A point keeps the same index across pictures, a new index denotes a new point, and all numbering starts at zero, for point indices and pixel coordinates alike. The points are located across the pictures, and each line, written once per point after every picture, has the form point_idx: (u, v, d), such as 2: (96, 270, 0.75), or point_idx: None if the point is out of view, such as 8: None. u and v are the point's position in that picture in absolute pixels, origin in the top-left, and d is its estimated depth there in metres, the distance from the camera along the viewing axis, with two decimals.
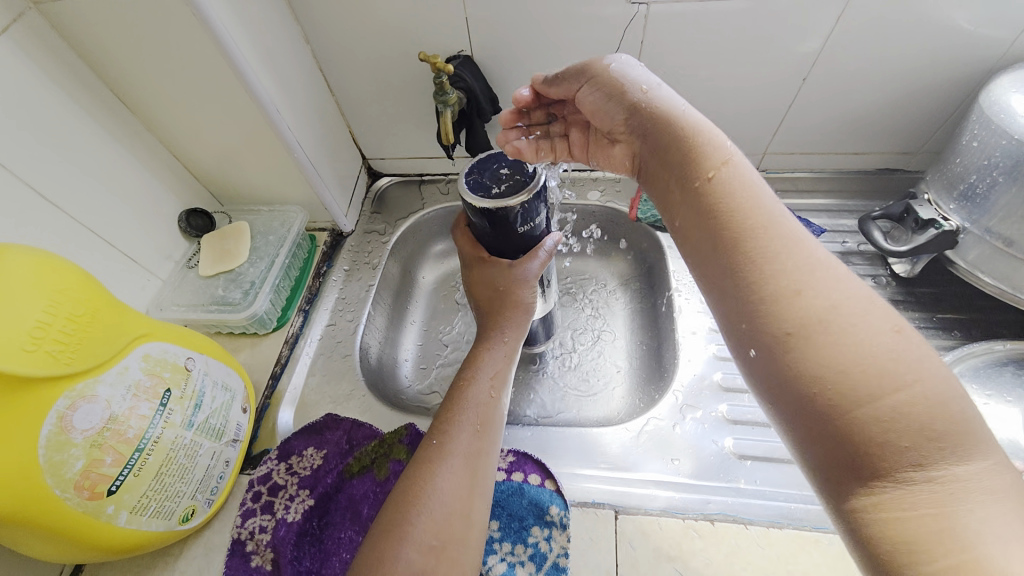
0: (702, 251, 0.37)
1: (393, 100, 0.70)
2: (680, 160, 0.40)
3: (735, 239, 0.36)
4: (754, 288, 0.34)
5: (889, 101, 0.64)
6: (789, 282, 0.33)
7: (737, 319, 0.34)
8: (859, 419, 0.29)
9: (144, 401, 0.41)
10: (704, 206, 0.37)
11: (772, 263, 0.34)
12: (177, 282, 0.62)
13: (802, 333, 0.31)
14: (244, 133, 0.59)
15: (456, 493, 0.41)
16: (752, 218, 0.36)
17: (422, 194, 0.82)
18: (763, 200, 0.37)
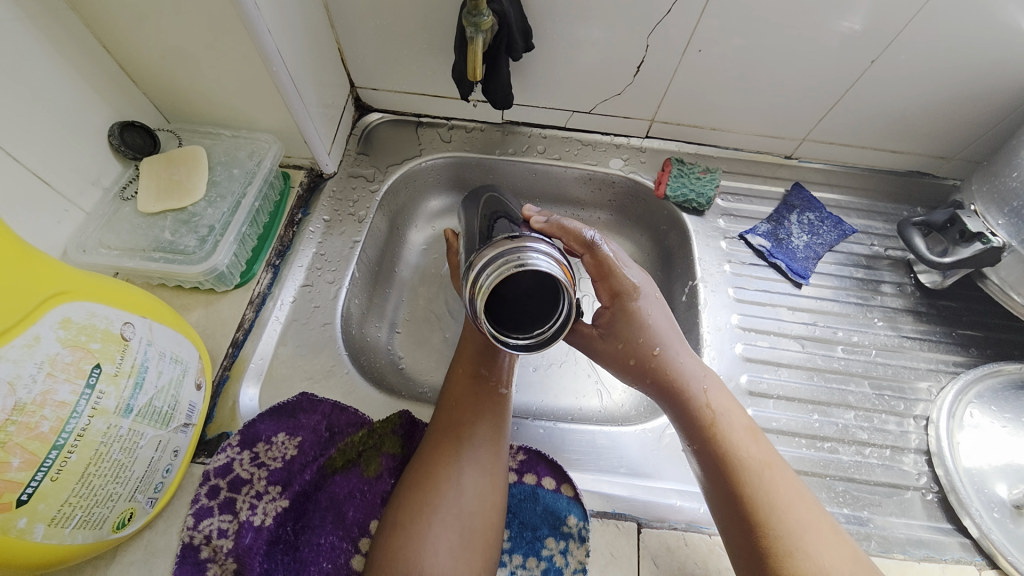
0: (708, 464, 0.42)
1: (400, 17, 0.57)
2: (693, 418, 0.44)
3: (738, 472, 0.41)
4: (756, 502, 0.40)
5: (946, 101, 0.60)
6: (788, 539, 0.38)
7: (737, 512, 0.40)
8: None
9: (63, 383, 0.31)
10: (708, 425, 0.43)
11: (768, 507, 0.40)
12: (108, 216, 0.48)
13: (779, 555, 0.38)
14: (206, 30, 0.45)
15: (479, 493, 0.41)
16: (750, 478, 0.41)
17: (419, 138, 0.70)
18: (767, 472, 0.41)
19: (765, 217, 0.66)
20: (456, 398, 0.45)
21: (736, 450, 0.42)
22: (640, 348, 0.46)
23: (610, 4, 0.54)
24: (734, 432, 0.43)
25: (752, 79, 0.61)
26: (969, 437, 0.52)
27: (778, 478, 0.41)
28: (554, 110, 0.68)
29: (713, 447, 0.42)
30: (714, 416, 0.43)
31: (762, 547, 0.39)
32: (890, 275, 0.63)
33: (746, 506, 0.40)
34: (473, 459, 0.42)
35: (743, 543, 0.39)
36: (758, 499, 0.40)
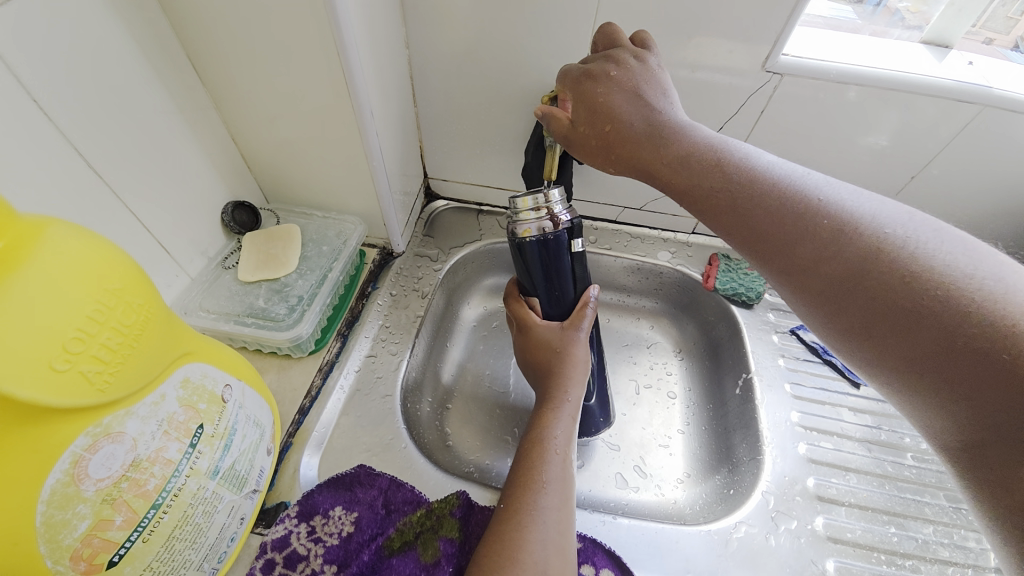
0: (773, 259, 0.36)
1: (480, 123, 0.65)
2: (729, 201, 0.37)
3: (815, 239, 0.33)
4: (850, 264, 0.32)
5: (987, 216, 0.63)
6: (851, 258, 0.32)
7: (835, 295, 0.33)
8: (948, 344, 0.27)
9: (173, 441, 0.32)
10: (757, 205, 0.36)
11: (866, 258, 0.31)
12: (209, 283, 0.53)
13: (843, 278, 0.32)
14: (324, 130, 0.52)
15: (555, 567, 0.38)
16: (819, 246, 0.33)
17: (479, 225, 0.76)
18: (795, 196, 0.35)
19: None
20: (527, 473, 0.43)
21: (748, 190, 0.37)
22: (643, 124, 0.41)
23: None
24: (750, 182, 0.37)
25: None
26: None
27: (864, 221, 0.33)
28: (607, 206, 0.73)
29: (770, 230, 0.35)
30: (717, 168, 0.38)
31: (890, 325, 0.30)
32: None
33: (788, 247, 0.35)
34: (546, 539, 0.39)
35: (805, 291, 0.34)
36: (851, 257, 0.32)
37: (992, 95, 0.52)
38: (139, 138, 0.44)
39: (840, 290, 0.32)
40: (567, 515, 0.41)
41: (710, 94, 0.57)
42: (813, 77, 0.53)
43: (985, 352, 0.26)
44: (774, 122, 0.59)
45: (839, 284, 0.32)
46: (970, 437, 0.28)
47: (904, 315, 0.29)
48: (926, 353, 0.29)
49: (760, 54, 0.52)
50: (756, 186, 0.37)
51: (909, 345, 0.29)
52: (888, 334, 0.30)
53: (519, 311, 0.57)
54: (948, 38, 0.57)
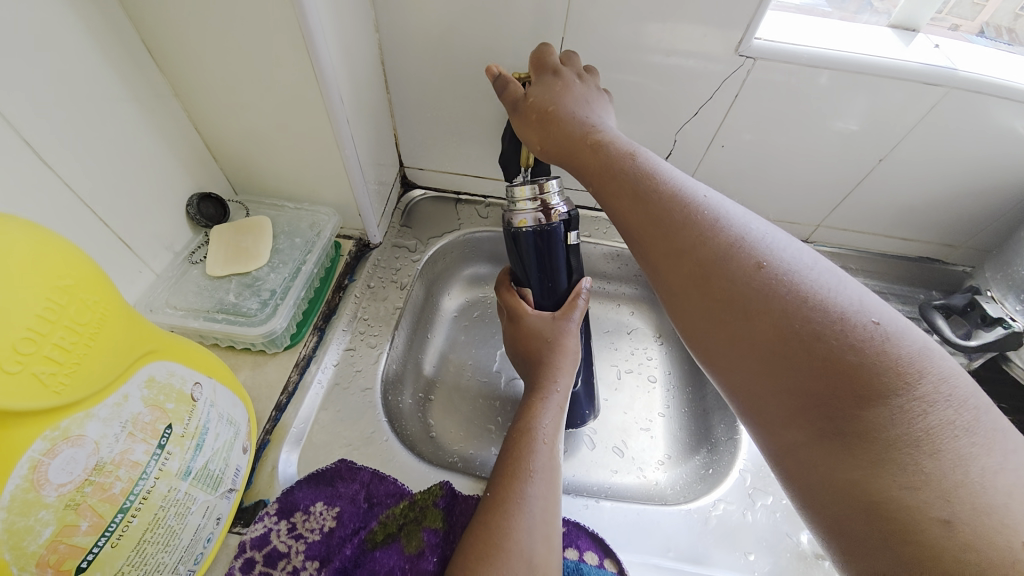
0: (662, 265, 0.37)
1: (455, 110, 0.64)
2: (636, 211, 0.38)
3: (709, 262, 0.34)
4: (732, 278, 0.33)
5: (950, 197, 0.65)
6: (741, 285, 0.33)
7: (710, 306, 0.34)
8: (819, 381, 0.29)
9: (140, 443, 0.31)
10: (669, 224, 0.37)
11: (745, 275, 0.33)
12: (175, 278, 0.51)
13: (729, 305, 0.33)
14: (292, 118, 0.50)
15: (540, 555, 0.38)
16: (704, 259, 0.35)
17: (458, 214, 0.75)
18: (698, 219, 0.36)
19: None
20: (515, 462, 0.43)
21: (660, 207, 0.37)
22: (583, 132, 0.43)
23: (644, 105, 0.61)
24: (660, 201, 0.37)
25: (770, 172, 0.67)
26: None
27: (754, 238, 0.34)
28: (586, 193, 0.73)
29: (666, 238, 0.36)
30: (636, 185, 0.39)
31: (753, 338, 0.32)
32: None
33: (688, 269, 0.35)
34: (533, 526, 0.39)
35: (695, 315, 0.35)
36: (729, 272, 0.33)
37: (956, 78, 0.53)
38: (93, 127, 0.42)
39: (725, 313, 0.33)
40: (551, 502, 0.41)
41: (685, 80, 0.57)
42: (786, 60, 0.54)
43: (846, 388, 0.28)
44: (748, 106, 0.59)
45: (715, 295, 0.34)
46: (804, 467, 0.30)
47: (771, 343, 0.31)
48: (796, 387, 0.30)
49: (733, 39, 0.52)
50: (659, 194, 0.38)
51: (764, 357, 0.31)
52: (752, 346, 0.32)
53: (511, 300, 0.56)
54: (918, 21, 0.58)
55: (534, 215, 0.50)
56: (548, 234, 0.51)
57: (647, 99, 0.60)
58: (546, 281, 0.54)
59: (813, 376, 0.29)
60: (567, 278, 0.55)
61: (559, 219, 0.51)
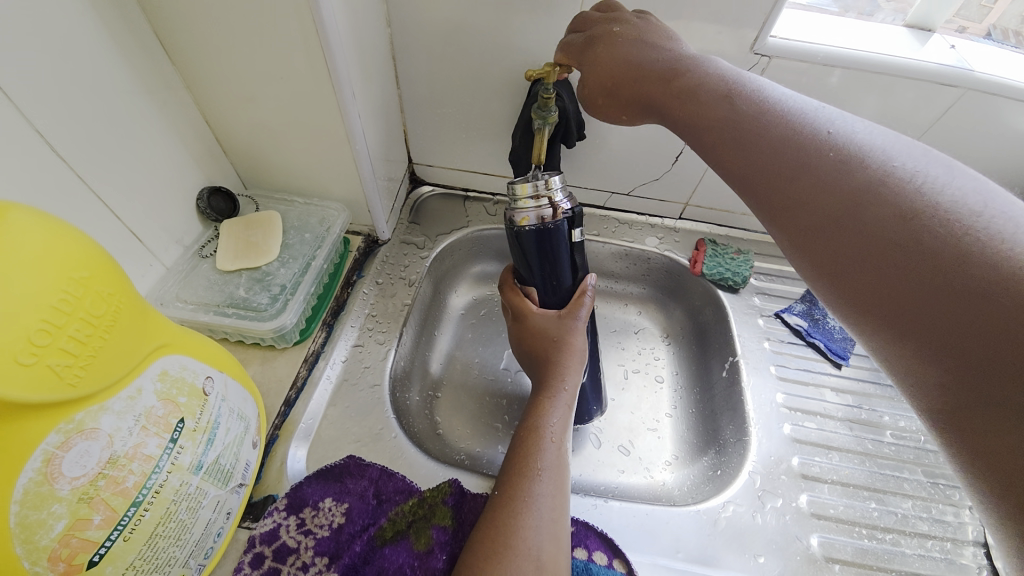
0: (764, 193, 0.34)
1: (465, 106, 0.63)
2: (736, 138, 0.35)
3: (823, 180, 0.30)
4: (848, 198, 0.29)
5: None
6: (865, 201, 0.29)
7: (823, 227, 0.30)
8: (974, 296, 0.24)
9: (152, 437, 0.31)
10: (772, 143, 0.33)
11: (872, 192, 0.28)
12: (185, 272, 0.51)
13: (849, 224, 0.29)
14: (303, 111, 0.50)
15: (549, 555, 0.38)
16: (818, 181, 0.31)
17: (466, 211, 0.75)
18: (811, 136, 0.32)
19: (798, 296, 0.68)
20: (525, 461, 0.43)
21: (764, 128, 0.34)
22: (662, 66, 0.40)
23: None
24: (762, 123, 0.34)
25: None
26: None
27: (881, 158, 0.30)
28: (595, 191, 0.72)
29: (771, 162, 0.33)
30: (731, 110, 0.36)
31: (877, 260, 0.28)
32: None
33: (793, 191, 0.32)
34: (542, 524, 0.39)
35: (803, 244, 0.32)
36: (853, 190, 0.29)
37: (972, 78, 0.52)
38: (105, 119, 0.42)
39: (844, 235, 0.29)
40: (560, 500, 0.41)
41: None
42: (801, 59, 0.53)
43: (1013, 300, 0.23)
44: None
45: (829, 219, 0.30)
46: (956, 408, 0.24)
47: (907, 259, 0.26)
48: (945, 309, 0.25)
49: (748, 38, 0.52)
50: (768, 118, 0.34)
51: (892, 277, 0.27)
52: (883, 265, 0.27)
53: (518, 299, 0.56)
54: (933, 21, 0.57)
55: (541, 214, 0.49)
56: (551, 232, 0.49)
57: None
58: (551, 278, 0.53)
59: (958, 293, 0.24)
60: (572, 276, 0.54)
61: (563, 216, 0.49)
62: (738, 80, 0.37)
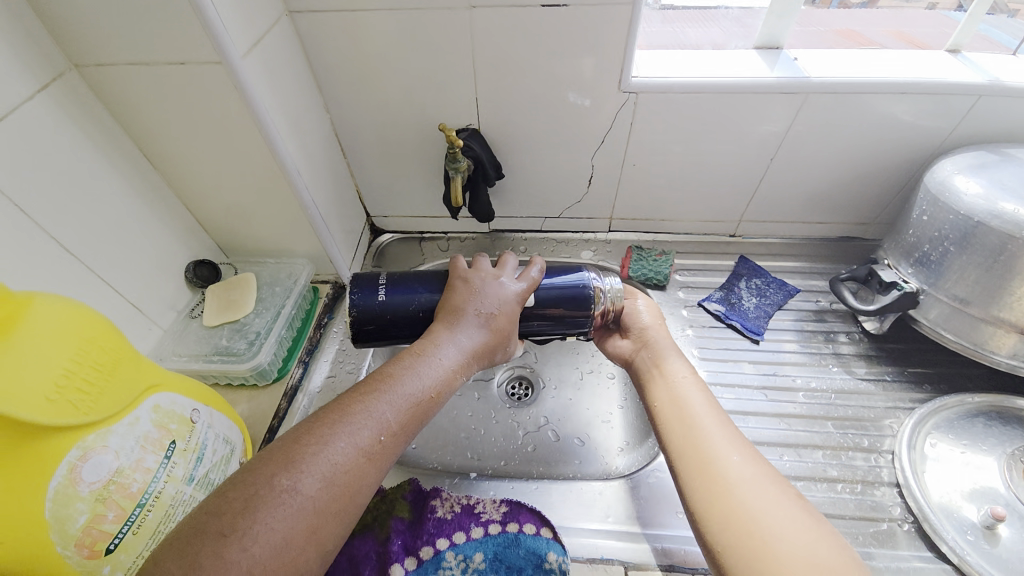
0: (671, 434, 0.47)
1: (402, 164, 0.75)
2: (665, 394, 0.51)
3: (686, 433, 0.46)
4: (704, 446, 0.45)
5: (846, 181, 0.72)
6: (707, 453, 0.44)
7: (699, 466, 0.44)
8: (756, 543, 0.38)
9: (150, 454, 0.41)
10: (672, 406, 0.49)
11: (716, 457, 0.44)
12: (179, 332, 0.62)
13: (705, 464, 0.43)
14: (261, 190, 0.62)
15: (313, 508, 0.33)
16: (711, 446, 0.44)
17: (422, 250, 0.85)
18: (698, 402, 0.49)
19: (718, 286, 0.76)
20: (375, 386, 0.40)
21: (676, 389, 0.50)
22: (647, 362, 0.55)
23: (559, 138, 0.70)
24: (671, 382, 0.51)
25: (683, 183, 0.75)
26: (934, 469, 0.54)
27: (733, 436, 0.46)
28: (530, 218, 0.83)
29: (678, 420, 0.48)
30: (656, 365, 0.54)
31: (715, 501, 0.41)
32: (839, 325, 0.70)
33: (681, 429, 0.47)
34: (334, 456, 0.35)
35: (680, 462, 0.45)
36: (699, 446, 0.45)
37: (810, 85, 0.61)
38: (106, 220, 0.54)
39: (696, 469, 0.44)
40: (384, 467, 0.37)
41: (585, 115, 0.67)
42: (662, 90, 0.63)
43: (767, 550, 0.37)
44: (645, 129, 0.68)
45: (694, 453, 0.45)
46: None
47: (725, 503, 0.41)
48: (739, 539, 0.39)
49: (615, 80, 0.63)
50: (691, 389, 0.50)
51: (733, 525, 0.40)
52: (712, 497, 0.41)
53: (483, 284, 0.51)
54: (777, 38, 0.68)
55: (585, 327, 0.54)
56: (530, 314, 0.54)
57: (561, 135, 0.70)
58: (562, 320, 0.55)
59: (757, 543, 0.38)
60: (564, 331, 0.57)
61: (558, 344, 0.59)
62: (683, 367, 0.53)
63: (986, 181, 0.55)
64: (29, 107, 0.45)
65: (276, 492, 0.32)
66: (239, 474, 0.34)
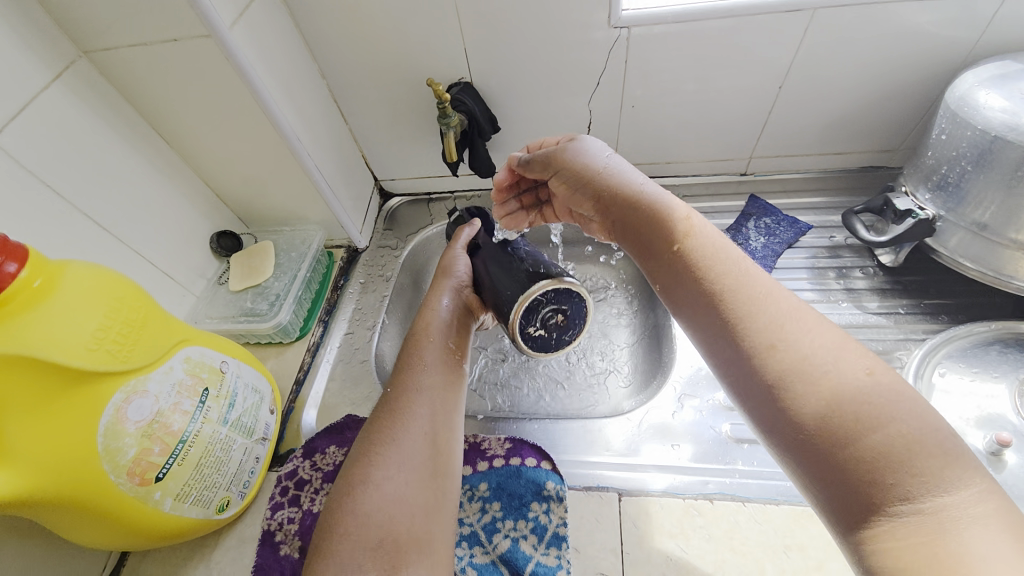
0: (712, 323, 0.38)
1: (401, 126, 0.76)
2: (700, 295, 0.40)
3: (725, 312, 0.38)
4: (755, 329, 0.36)
5: (866, 106, 0.67)
6: (763, 338, 0.36)
7: (777, 367, 0.34)
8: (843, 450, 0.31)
9: (186, 398, 0.46)
10: (698, 281, 0.40)
11: (770, 350, 0.35)
12: (210, 297, 0.68)
13: (765, 355, 0.35)
14: (266, 160, 0.65)
15: (402, 501, 0.43)
16: (778, 343, 0.35)
17: (430, 211, 0.88)
18: (729, 252, 0.41)
19: (726, 227, 0.74)
20: (395, 398, 0.49)
21: (708, 263, 0.41)
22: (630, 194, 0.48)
23: (553, 84, 0.69)
24: (693, 254, 0.42)
25: (688, 122, 0.72)
26: (942, 397, 0.54)
27: (765, 299, 0.37)
28: None
29: (712, 303, 0.39)
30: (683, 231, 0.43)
31: (797, 399, 0.33)
32: (853, 260, 0.68)
33: (717, 303, 0.39)
34: (399, 473, 0.44)
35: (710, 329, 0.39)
36: (741, 336, 0.36)
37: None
38: (132, 197, 0.59)
39: (760, 376, 0.35)
40: (449, 474, 0.47)
41: (577, 57, 0.65)
42: (656, 23, 0.60)
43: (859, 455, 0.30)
44: (642, 67, 0.66)
45: (742, 351, 0.36)
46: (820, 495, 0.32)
47: (809, 402, 0.32)
48: (819, 439, 0.31)
49: (604, 16, 0.60)
50: (717, 258, 0.41)
51: (810, 419, 0.32)
52: (763, 385, 0.34)
53: (449, 261, 0.63)
54: None
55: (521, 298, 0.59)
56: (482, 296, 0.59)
57: (555, 80, 0.68)
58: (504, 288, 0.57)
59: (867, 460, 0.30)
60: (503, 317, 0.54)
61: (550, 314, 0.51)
62: (695, 229, 0.43)
63: (1007, 92, 0.50)
64: (47, 95, 0.50)
65: (359, 516, 0.41)
66: (331, 497, 0.43)
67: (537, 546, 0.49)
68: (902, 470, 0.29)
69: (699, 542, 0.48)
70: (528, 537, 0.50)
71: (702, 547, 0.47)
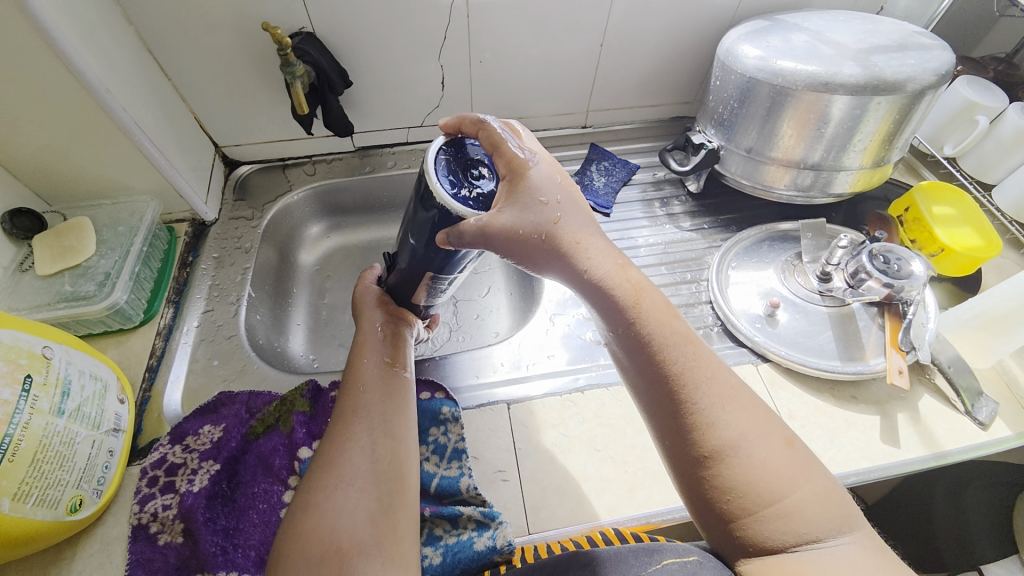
0: (661, 386, 0.44)
1: (240, 81, 0.70)
2: (655, 366, 0.44)
3: (675, 382, 0.44)
4: (694, 397, 0.43)
5: (668, 63, 0.81)
6: (705, 415, 0.42)
7: (705, 429, 0.42)
8: (751, 502, 0.40)
9: (3, 387, 0.40)
10: (653, 351, 0.45)
11: (703, 416, 0.42)
12: (11, 288, 0.56)
13: (701, 428, 0.42)
14: (67, 119, 0.55)
15: (358, 532, 0.42)
16: (715, 418, 0.42)
17: (287, 178, 0.82)
18: (674, 326, 0.46)
19: (574, 172, 0.85)
20: (335, 437, 0.48)
21: (661, 331, 0.45)
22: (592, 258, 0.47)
23: (401, 37, 0.70)
24: (650, 325, 0.45)
25: (534, 77, 0.79)
26: (737, 283, 0.70)
27: (710, 379, 0.44)
28: (392, 130, 0.83)
29: (661, 371, 0.44)
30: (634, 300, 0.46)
31: (721, 460, 0.41)
32: (671, 191, 0.83)
33: (664, 370, 0.44)
34: (347, 506, 0.44)
35: (654, 399, 0.44)
36: (689, 404, 0.43)
37: None
38: None
39: (691, 435, 0.42)
40: (406, 495, 0.46)
41: (422, 10, 0.67)
42: None
43: (764, 503, 0.40)
44: (485, 22, 0.70)
45: (679, 415, 0.43)
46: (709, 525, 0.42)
47: (725, 461, 0.41)
48: (732, 484, 0.41)
49: None
50: (668, 332, 0.46)
51: (729, 478, 0.41)
52: (694, 445, 0.42)
53: (361, 290, 0.62)
54: None
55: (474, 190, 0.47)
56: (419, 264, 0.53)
57: (403, 34, 0.69)
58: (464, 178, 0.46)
59: (765, 501, 0.40)
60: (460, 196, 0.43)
61: (487, 194, 0.44)
62: (650, 300, 0.47)
63: (759, 44, 0.65)
64: None
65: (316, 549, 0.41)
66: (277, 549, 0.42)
67: (440, 464, 0.53)
68: (790, 512, 0.40)
69: (575, 426, 0.56)
70: (431, 458, 0.54)
71: (578, 429, 0.56)
